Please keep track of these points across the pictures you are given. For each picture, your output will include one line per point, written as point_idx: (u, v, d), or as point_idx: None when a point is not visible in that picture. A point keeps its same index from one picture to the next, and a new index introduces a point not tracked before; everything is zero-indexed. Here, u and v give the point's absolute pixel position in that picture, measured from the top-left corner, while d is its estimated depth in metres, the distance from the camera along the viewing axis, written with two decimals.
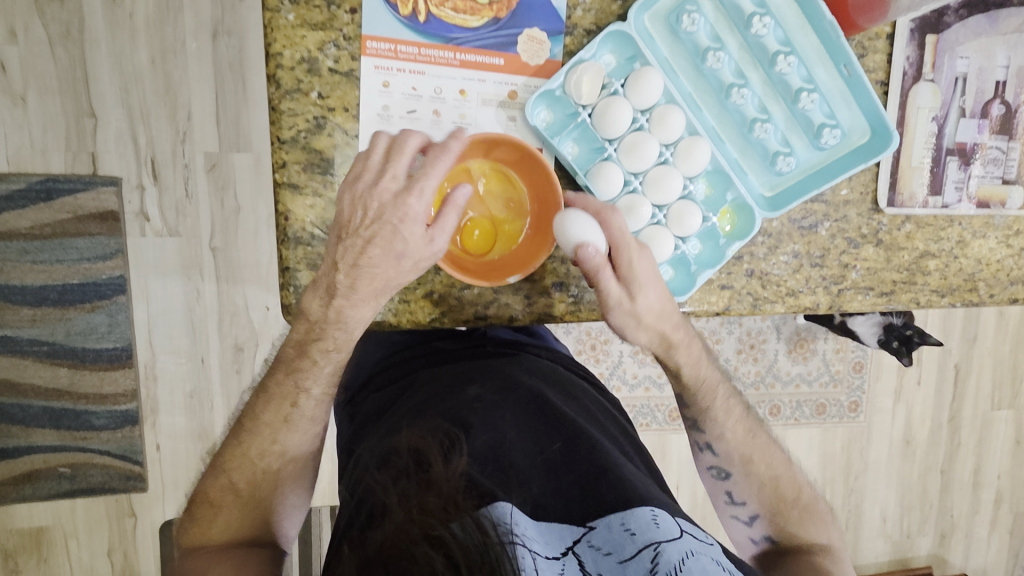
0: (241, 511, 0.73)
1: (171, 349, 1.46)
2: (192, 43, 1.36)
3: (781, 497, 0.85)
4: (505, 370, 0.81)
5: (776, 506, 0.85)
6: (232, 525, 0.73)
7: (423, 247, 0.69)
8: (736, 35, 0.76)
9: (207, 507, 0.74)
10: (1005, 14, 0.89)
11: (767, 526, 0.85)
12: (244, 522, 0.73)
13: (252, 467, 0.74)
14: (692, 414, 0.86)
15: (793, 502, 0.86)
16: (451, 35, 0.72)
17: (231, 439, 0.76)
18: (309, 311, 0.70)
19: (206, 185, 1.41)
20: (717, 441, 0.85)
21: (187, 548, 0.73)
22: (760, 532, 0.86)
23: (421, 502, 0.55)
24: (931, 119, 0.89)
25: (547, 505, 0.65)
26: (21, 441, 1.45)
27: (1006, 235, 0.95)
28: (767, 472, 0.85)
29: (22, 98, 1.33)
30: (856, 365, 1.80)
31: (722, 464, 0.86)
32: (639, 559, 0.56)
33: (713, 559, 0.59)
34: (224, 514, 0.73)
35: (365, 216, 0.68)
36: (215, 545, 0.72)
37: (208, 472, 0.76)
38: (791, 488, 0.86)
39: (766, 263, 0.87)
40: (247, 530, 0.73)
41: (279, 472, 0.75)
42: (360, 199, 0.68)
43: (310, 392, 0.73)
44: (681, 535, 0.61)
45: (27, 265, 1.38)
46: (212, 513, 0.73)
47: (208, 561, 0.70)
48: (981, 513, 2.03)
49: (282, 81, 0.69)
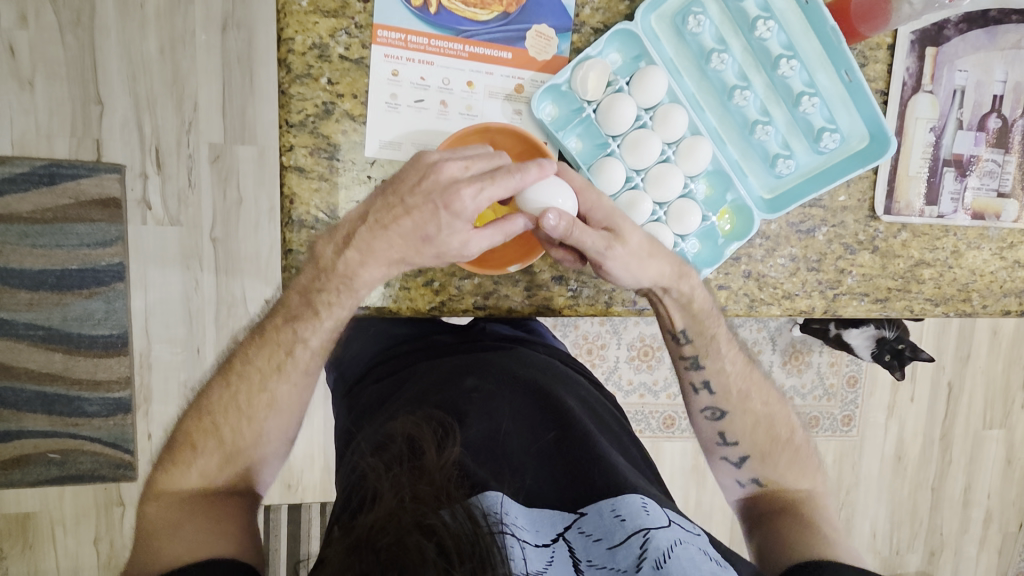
0: (221, 463, 0.70)
1: (166, 338, 1.46)
2: (201, 34, 1.37)
3: (774, 438, 0.83)
4: (503, 363, 0.81)
5: (767, 448, 0.83)
6: (210, 476, 0.69)
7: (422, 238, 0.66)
8: (740, 38, 0.78)
9: (186, 454, 0.70)
10: (1005, 29, 0.91)
11: (757, 468, 0.82)
12: (223, 474, 0.69)
13: (238, 415, 0.71)
14: (693, 351, 0.82)
15: (785, 443, 0.84)
16: (461, 27, 0.73)
17: (215, 385, 0.72)
18: (321, 257, 0.69)
19: (208, 175, 1.41)
20: (716, 376, 0.82)
21: (154, 494, 0.68)
22: (749, 474, 0.83)
23: (413, 489, 0.54)
24: (929, 129, 0.90)
25: (539, 495, 0.65)
26: (12, 426, 1.45)
27: (1000, 247, 0.97)
28: (762, 409, 0.83)
29: (30, 83, 1.33)
30: (850, 378, 1.81)
31: (718, 403, 0.82)
32: (628, 545, 0.56)
33: (701, 548, 0.60)
34: (203, 462, 0.69)
35: (416, 186, 0.65)
36: (187, 495, 0.67)
37: (190, 412, 0.73)
38: (783, 429, 0.84)
39: (763, 265, 0.88)
40: (227, 480, 0.70)
41: (263, 420, 0.71)
42: (421, 169, 0.65)
43: (308, 343, 0.71)
44: (671, 524, 0.61)
45: (26, 248, 1.39)
46: (189, 460, 0.69)
47: (180, 512, 0.65)
48: (971, 532, 2.03)
49: (293, 66, 0.70)
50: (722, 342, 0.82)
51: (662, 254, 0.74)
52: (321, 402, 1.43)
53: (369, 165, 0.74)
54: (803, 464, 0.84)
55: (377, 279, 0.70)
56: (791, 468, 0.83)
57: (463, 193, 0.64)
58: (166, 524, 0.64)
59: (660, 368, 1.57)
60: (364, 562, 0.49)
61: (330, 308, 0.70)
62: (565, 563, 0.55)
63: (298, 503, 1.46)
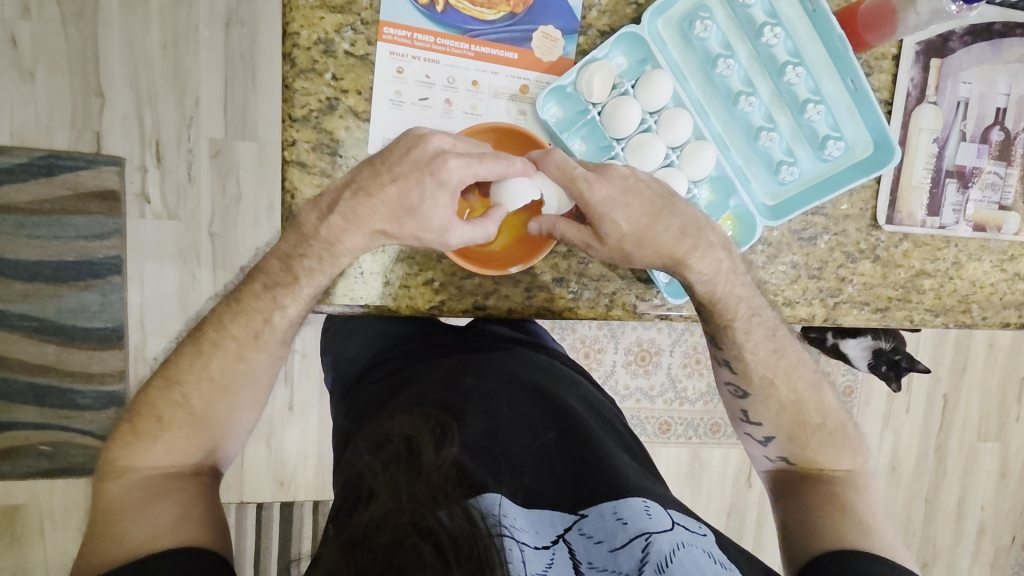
0: (188, 436, 0.69)
1: (161, 332, 1.45)
2: (204, 30, 1.36)
3: (802, 422, 0.82)
4: (503, 363, 0.80)
5: (794, 430, 0.82)
6: (176, 450, 0.68)
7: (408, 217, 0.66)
8: (747, 44, 0.77)
9: (151, 426, 0.68)
10: (1009, 42, 0.91)
11: (783, 447, 0.83)
12: (191, 446, 0.69)
13: (212, 385, 0.71)
14: (711, 330, 0.81)
15: (816, 428, 0.82)
16: (467, 27, 0.73)
17: (187, 355, 0.71)
18: (304, 223, 0.68)
19: (209, 170, 1.40)
20: (737, 361, 0.80)
21: (116, 471, 0.66)
22: (776, 451, 0.83)
23: (410, 489, 0.53)
24: (931, 140, 0.90)
25: (538, 493, 0.64)
26: (3, 417, 1.43)
27: (1000, 259, 0.97)
28: (788, 396, 0.81)
29: (31, 74, 1.33)
30: (847, 388, 1.81)
31: (740, 383, 0.82)
32: (630, 548, 0.56)
33: (705, 550, 0.60)
34: (170, 436, 0.68)
35: (402, 156, 0.65)
36: (154, 473, 0.66)
37: (157, 383, 0.71)
38: (815, 414, 0.82)
39: (765, 271, 0.87)
40: (193, 455, 0.69)
41: (237, 393, 0.72)
42: (408, 142, 0.65)
43: (285, 310, 0.71)
44: (674, 526, 0.61)
45: (23, 239, 1.38)
46: (155, 434, 0.68)
47: (148, 490, 0.65)
48: (964, 545, 2.03)
49: (298, 61, 0.70)
50: (738, 332, 0.79)
51: (657, 246, 0.73)
52: (317, 399, 1.43)
53: None
54: (836, 445, 0.82)
55: (359, 248, 0.69)
56: (821, 448, 0.82)
57: (449, 164, 0.65)
58: (134, 499, 0.64)
59: (657, 373, 1.57)
60: (358, 562, 0.50)
61: (311, 274, 0.70)
62: (565, 565, 0.54)
63: (289, 502, 1.45)
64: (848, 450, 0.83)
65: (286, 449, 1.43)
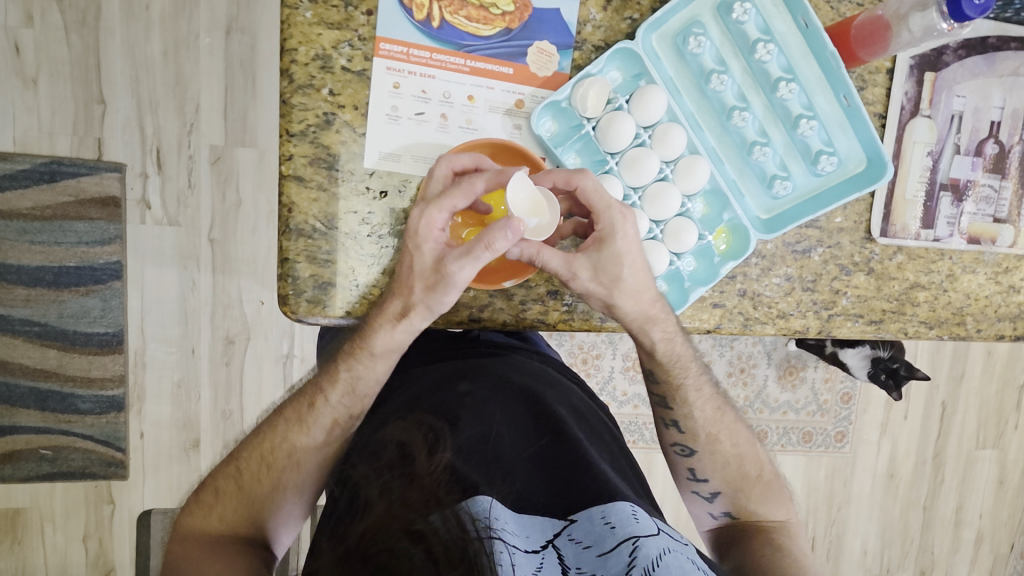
0: (237, 508, 0.71)
1: (161, 337, 1.46)
2: (205, 38, 1.37)
3: (744, 475, 0.85)
4: (496, 367, 0.79)
5: (739, 484, 0.85)
6: (227, 519, 0.71)
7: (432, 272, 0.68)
8: (740, 60, 0.78)
9: (208, 496, 0.73)
10: (1003, 56, 0.91)
11: (728, 502, 0.85)
12: (240, 518, 0.71)
13: (260, 462, 0.73)
14: (661, 391, 0.84)
15: (755, 479, 0.85)
16: (463, 42, 0.73)
17: (253, 437, 0.75)
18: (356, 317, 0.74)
19: (209, 177, 1.41)
20: (685, 419, 0.84)
21: (182, 535, 0.71)
22: (720, 508, 0.86)
23: (403, 496, 0.55)
24: (925, 154, 0.91)
25: (528, 499, 0.63)
26: (5, 421, 1.45)
27: (995, 271, 0.97)
28: (730, 450, 0.85)
29: (34, 82, 1.34)
30: (844, 395, 1.81)
31: (687, 442, 0.85)
32: (618, 552, 0.54)
33: (691, 558, 0.57)
34: (221, 507, 0.72)
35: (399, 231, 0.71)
36: (209, 536, 0.69)
37: (221, 462, 0.76)
38: (753, 466, 0.86)
39: (759, 284, 0.88)
40: (242, 524, 0.71)
41: (281, 472, 0.73)
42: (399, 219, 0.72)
43: None
44: (661, 532, 0.59)
45: (25, 245, 1.39)
46: (210, 503, 0.72)
47: (198, 552, 0.68)
48: (962, 552, 2.04)
49: (295, 76, 0.70)
50: (689, 390, 0.83)
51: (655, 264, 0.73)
52: None
53: (367, 177, 0.74)
54: (777, 497, 0.86)
55: None
56: (763, 501, 0.85)
57: (413, 218, 0.68)
58: (186, 561, 0.67)
59: None
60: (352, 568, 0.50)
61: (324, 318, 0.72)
62: (554, 570, 0.53)
63: None
64: (784, 500, 0.86)
65: None
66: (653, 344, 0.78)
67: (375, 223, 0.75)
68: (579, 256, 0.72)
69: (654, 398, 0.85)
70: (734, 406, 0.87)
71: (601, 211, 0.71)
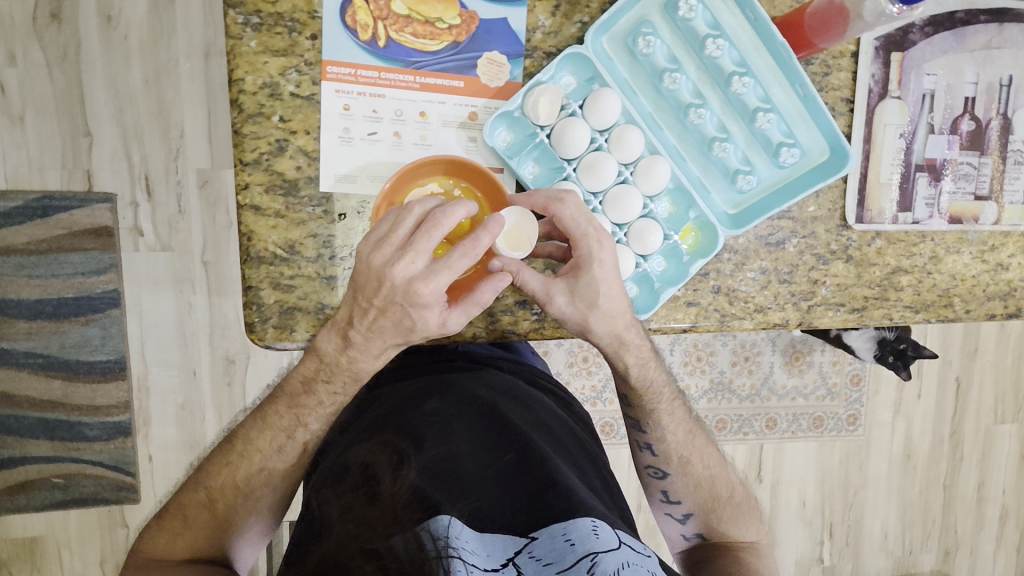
0: (208, 535, 0.74)
1: (163, 361, 1.48)
2: (184, 64, 1.39)
3: (715, 496, 0.87)
4: (462, 383, 0.81)
5: (710, 505, 0.87)
6: (196, 547, 0.73)
7: (434, 326, 0.65)
8: (693, 57, 0.77)
9: (176, 523, 0.74)
10: (974, 30, 0.89)
11: (700, 524, 0.88)
12: (211, 544, 0.74)
13: (234, 493, 0.74)
14: (635, 415, 0.85)
15: (726, 501, 0.87)
16: (411, 59, 0.73)
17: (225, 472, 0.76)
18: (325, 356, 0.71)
19: (197, 201, 1.43)
20: (658, 443, 0.85)
21: (150, 560, 0.73)
22: (693, 529, 0.89)
23: (360, 516, 0.57)
24: (898, 135, 0.89)
25: (491, 516, 0.62)
26: (16, 452, 1.47)
27: (981, 250, 0.95)
28: (702, 472, 0.87)
29: (21, 119, 1.36)
30: (854, 377, 1.78)
31: (660, 464, 0.86)
32: (576, 569, 0.54)
33: (650, 570, 0.58)
34: (191, 534, 0.74)
35: (376, 290, 0.63)
36: (179, 562, 0.72)
37: (187, 484, 0.77)
38: (724, 487, 0.88)
39: (733, 279, 0.87)
40: (213, 550, 0.74)
41: (257, 502, 0.75)
42: (373, 275, 0.63)
43: None
44: (621, 547, 0.59)
45: (23, 279, 1.41)
46: (179, 530, 0.74)
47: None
48: (987, 530, 2.00)
49: (244, 106, 0.71)
50: (659, 413, 0.84)
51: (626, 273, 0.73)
52: None
53: (325, 201, 0.74)
54: (745, 516, 0.88)
55: None
56: (733, 522, 0.87)
57: (422, 291, 0.62)
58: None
59: None
60: None
61: None
62: None
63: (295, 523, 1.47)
64: (753, 518, 0.89)
65: None
66: (625, 361, 0.78)
67: (335, 246, 0.75)
68: (557, 280, 0.72)
69: (629, 420, 0.87)
70: (704, 428, 0.89)
71: (578, 237, 0.71)
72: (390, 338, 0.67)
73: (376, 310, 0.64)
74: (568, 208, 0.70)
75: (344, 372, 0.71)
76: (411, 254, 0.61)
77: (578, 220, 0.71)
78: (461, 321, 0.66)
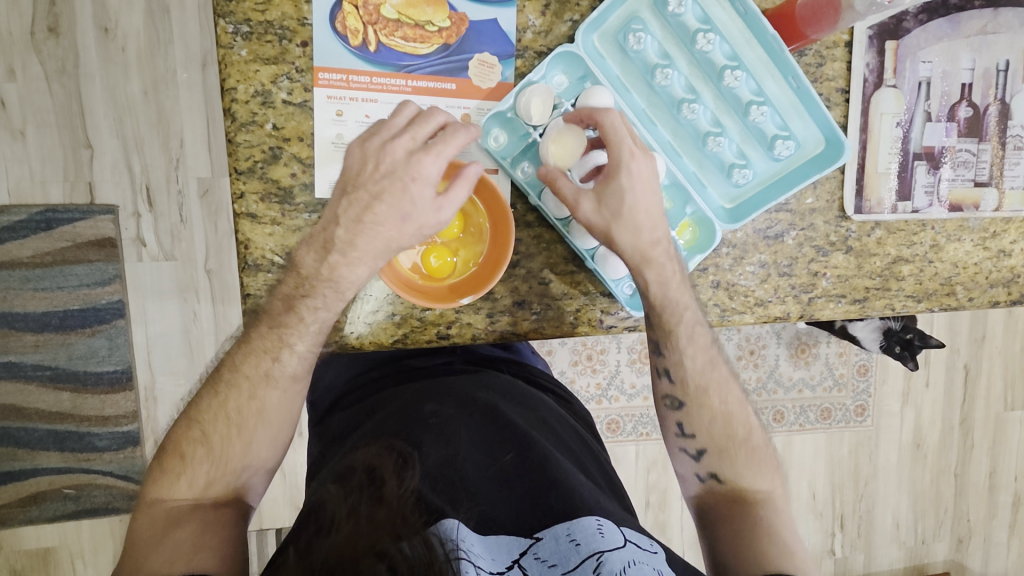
0: (210, 474, 0.71)
1: (169, 370, 1.49)
2: (182, 73, 1.40)
3: (731, 435, 0.80)
4: (461, 386, 0.81)
5: (724, 443, 0.80)
6: (198, 485, 0.70)
7: (430, 214, 0.70)
8: (684, 52, 0.77)
9: (175, 463, 0.71)
10: (968, 16, 0.88)
11: (715, 463, 0.80)
12: (214, 483, 0.71)
13: None
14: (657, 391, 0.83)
15: (741, 442, 0.80)
16: (402, 63, 0.74)
17: None
18: None
19: (199, 210, 1.44)
20: None
21: (151, 504, 0.70)
22: (707, 469, 0.80)
23: (370, 516, 0.55)
24: (895, 124, 0.88)
25: (494, 519, 0.64)
26: (27, 464, 1.49)
27: (982, 237, 0.94)
28: (720, 407, 0.80)
29: (21, 133, 1.37)
30: (861, 368, 1.78)
31: (676, 393, 0.80)
32: (582, 569, 0.57)
33: (655, 568, 0.60)
34: (192, 472, 0.71)
35: (372, 174, 0.68)
36: (181, 504, 0.69)
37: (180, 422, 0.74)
38: (741, 427, 0.81)
39: (732, 274, 0.87)
40: (217, 490, 0.71)
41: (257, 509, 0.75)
42: (369, 155, 0.68)
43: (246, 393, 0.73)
44: (626, 545, 0.61)
45: (29, 292, 1.42)
46: (179, 469, 0.71)
47: (171, 520, 0.68)
48: (999, 517, 1.98)
49: (237, 115, 0.71)
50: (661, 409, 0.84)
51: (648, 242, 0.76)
52: None
53: (320, 208, 0.74)
54: (762, 463, 0.80)
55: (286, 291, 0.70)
56: (749, 467, 0.80)
57: (422, 162, 0.68)
58: (153, 536, 0.66)
59: None
60: None
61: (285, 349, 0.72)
62: None
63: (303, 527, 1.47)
64: (771, 471, 0.81)
65: (300, 473, 1.44)
66: None
67: None
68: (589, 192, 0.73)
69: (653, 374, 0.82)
70: None
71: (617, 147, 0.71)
72: (384, 231, 0.69)
73: (372, 196, 0.68)
74: (614, 116, 0.71)
75: (325, 283, 0.70)
76: (408, 133, 0.68)
77: (621, 129, 0.71)
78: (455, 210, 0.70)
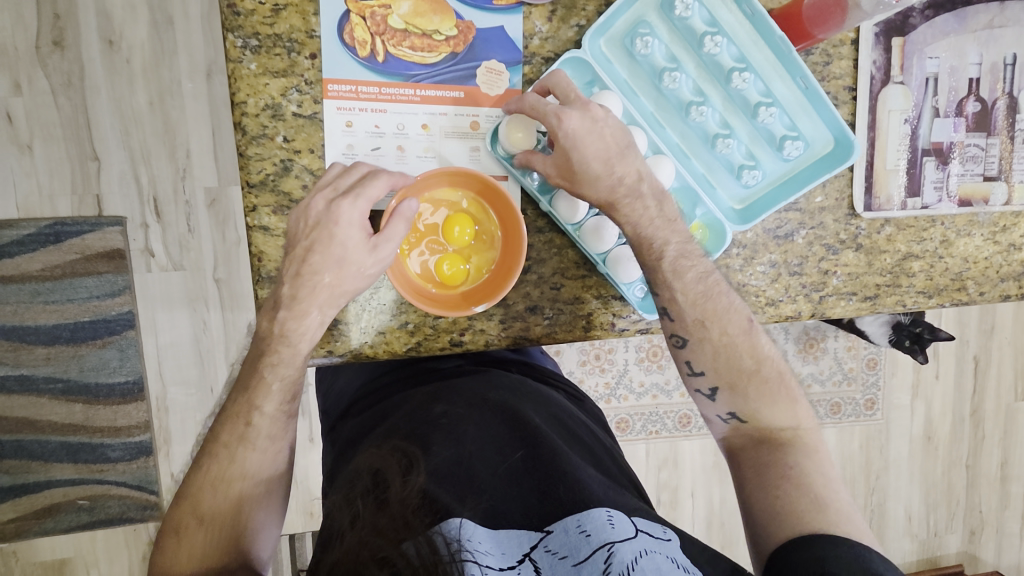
0: (206, 538, 0.69)
1: (180, 380, 1.50)
2: (187, 84, 1.40)
3: (740, 370, 0.76)
4: (471, 387, 0.81)
5: (733, 378, 0.76)
6: (196, 552, 0.68)
7: (366, 254, 0.70)
8: (692, 55, 0.78)
9: (171, 537, 0.69)
10: (974, 10, 0.88)
11: (730, 401, 0.77)
12: (210, 548, 0.68)
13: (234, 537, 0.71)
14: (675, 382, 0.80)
15: (752, 375, 0.76)
16: (411, 72, 0.74)
17: None
18: None
19: (206, 219, 1.45)
20: None
21: None
22: (725, 408, 0.77)
23: (373, 525, 0.57)
24: (903, 121, 0.88)
25: (503, 514, 0.63)
26: (41, 476, 1.49)
27: (992, 231, 0.94)
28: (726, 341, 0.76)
29: (29, 147, 1.38)
30: (869, 361, 1.77)
31: (679, 332, 0.77)
32: (593, 560, 0.56)
33: (669, 555, 0.59)
34: (188, 541, 0.69)
35: (305, 225, 0.70)
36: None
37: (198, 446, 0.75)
38: (751, 359, 0.77)
39: (743, 274, 0.87)
40: (214, 553, 0.68)
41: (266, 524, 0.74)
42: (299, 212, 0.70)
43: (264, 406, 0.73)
44: (638, 534, 0.61)
45: (39, 305, 1.43)
46: (175, 543, 0.69)
47: None
48: (1012, 508, 1.98)
49: (248, 128, 0.72)
50: None
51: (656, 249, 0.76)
52: None
53: None
54: (779, 395, 0.76)
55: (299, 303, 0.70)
56: (765, 401, 0.76)
57: (342, 208, 0.69)
58: None
59: (670, 367, 1.56)
60: None
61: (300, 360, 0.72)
62: None
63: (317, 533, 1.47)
64: (789, 401, 0.76)
65: (312, 479, 1.44)
66: None
67: None
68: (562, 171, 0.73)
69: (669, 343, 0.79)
70: None
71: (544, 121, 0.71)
72: (325, 281, 0.70)
73: (306, 248, 0.70)
74: (530, 98, 0.72)
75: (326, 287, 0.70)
76: (330, 186, 0.70)
77: (537, 106, 0.71)
78: (392, 245, 0.71)
